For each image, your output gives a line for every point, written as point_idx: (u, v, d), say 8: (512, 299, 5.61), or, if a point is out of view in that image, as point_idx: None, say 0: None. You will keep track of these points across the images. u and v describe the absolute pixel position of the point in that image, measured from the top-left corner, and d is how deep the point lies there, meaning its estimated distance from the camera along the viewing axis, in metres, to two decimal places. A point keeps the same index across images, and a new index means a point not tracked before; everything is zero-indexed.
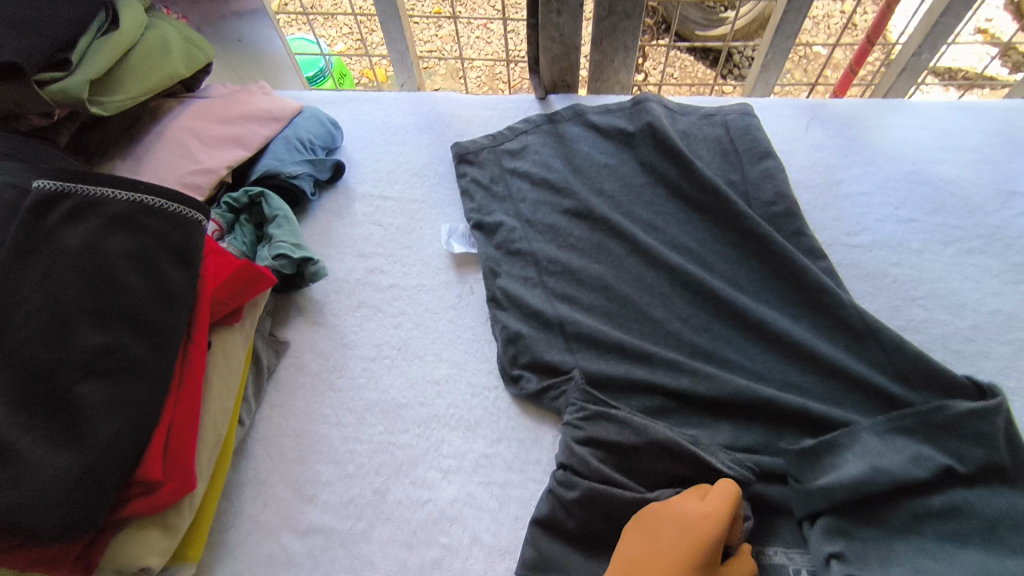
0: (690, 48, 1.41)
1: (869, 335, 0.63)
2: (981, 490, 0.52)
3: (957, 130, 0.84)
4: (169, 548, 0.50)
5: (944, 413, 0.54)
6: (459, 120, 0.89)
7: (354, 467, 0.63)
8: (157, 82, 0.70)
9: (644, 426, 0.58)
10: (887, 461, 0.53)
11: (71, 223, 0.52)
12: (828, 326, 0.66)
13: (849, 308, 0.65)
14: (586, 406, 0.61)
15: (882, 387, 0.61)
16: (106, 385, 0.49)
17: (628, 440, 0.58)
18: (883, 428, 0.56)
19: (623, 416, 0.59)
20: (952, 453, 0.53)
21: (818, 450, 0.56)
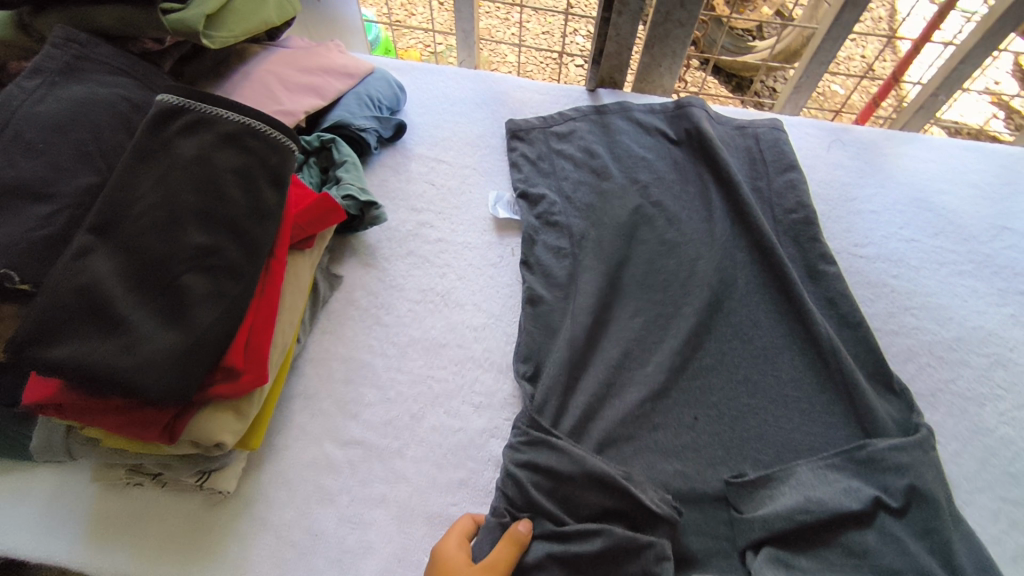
0: (719, 72, 1.50)
1: (832, 357, 0.71)
2: (914, 521, 0.59)
3: (962, 168, 0.93)
4: (240, 430, 0.57)
5: (867, 449, 0.63)
6: (513, 100, 0.96)
7: (394, 393, 0.71)
8: (254, 26, 0.77)
9: (581, 457, 0.62)
10: (820, 492, 0.61)
11: (187, 135, 0.59)
12: (802, 340, 0.74)
13: (822, 329, 0.72)
14: (529, 431, 0.64)
15: (849, 402, 0.68)
16: (206, 278, 0.56)
17: (565, 468, 0.61)
18: (818, 465, 0.64)
19: (562, 444, 0.63)
20: (879, 487, 0.61)
21: (758, 483, 0.63)
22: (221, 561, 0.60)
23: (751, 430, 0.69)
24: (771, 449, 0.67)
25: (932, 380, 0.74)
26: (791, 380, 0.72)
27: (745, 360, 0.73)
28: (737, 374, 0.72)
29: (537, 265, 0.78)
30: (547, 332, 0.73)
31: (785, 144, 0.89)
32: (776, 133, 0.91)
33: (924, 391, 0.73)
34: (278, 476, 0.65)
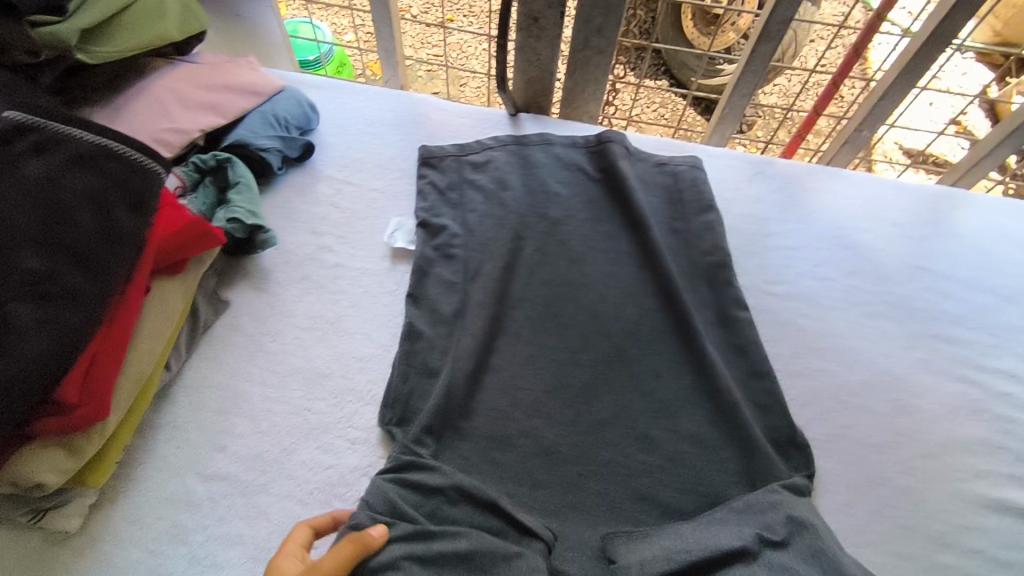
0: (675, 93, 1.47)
1: (731, 413, 0.68)
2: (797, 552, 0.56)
3: (885, 205, 0.91)
4: (70, 468, 0.54)
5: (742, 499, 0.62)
6: (432, 123, 0.94)
7: (268, 424, 0.67)
8: (149, 41, 0.75)
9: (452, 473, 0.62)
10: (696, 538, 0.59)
11: (34, 154, 0.56)
12: (706, 393, 0.71)
13: (727, 393, 0.69)
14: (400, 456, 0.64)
15: (737, 458, 0.67)
16: (39, 306, 0.53)
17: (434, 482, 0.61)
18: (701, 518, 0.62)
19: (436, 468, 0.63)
20: (761, 524, 0.59)
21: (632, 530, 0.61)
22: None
23: (632, 475, 0.67)
24: (653, 508, 0.65)
25: (832, 425, 0.72)
26: (690, 435, 0.69)
27: (636, 401, 0.71)
28: (626, 423, 0.70)
29: (424, 300, 0.76)
30: (422, 371, 0.71)
31: (703, 182, 0.88)
32: (695, 171, 0.89)
33: (824, 437, 0.71)
34: (130, 513, 0.61)
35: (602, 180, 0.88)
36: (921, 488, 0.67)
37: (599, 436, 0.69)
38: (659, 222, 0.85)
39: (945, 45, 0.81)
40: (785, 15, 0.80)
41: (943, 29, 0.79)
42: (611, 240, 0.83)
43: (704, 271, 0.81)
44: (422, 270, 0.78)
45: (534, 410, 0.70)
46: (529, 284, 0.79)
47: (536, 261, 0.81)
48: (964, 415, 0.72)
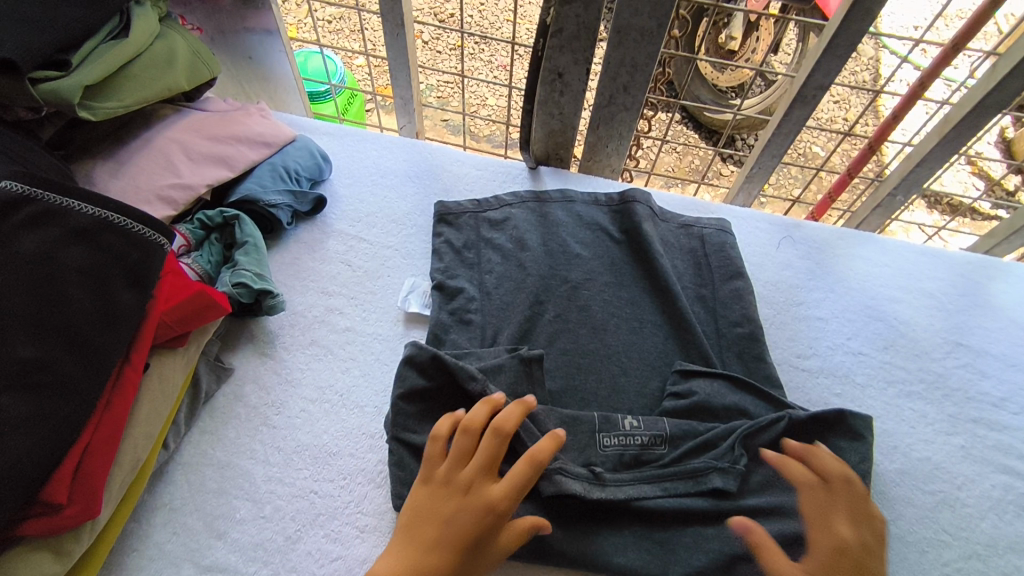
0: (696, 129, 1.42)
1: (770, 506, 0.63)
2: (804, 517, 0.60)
3: (917, 273, 0.88)
4: (55, 574, 0.49)
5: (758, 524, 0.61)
6: (448, 175, 0.90)
7: (271, 509, 0.62)
8: (154, 93, 0.71)
9: None
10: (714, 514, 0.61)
11: (28, 228, 0.52)
12: None
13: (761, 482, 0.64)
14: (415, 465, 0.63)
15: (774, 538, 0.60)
16: (27, 398, 0.48)
17: None
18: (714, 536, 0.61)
19: None
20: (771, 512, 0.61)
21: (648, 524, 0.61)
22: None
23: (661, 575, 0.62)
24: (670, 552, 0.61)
25: None
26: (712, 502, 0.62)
27: None
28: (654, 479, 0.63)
29: None
30: None
31: (734, 248, 0.84)
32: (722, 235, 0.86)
33: None
34: None
35: (624, 242, 0.84)
36: None
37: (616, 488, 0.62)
38: (686, 291, 0.81)
39: (988, 115, 0.78)
40: (823, 80, 0.77)
41: (988, 101, 0.76)
42: (635, 307, 0.79)
43: (735, 347, 0.76)
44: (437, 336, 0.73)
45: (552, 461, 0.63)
46: (550, 353, 0.74)
47: (558, 330, 0.76)
48: (1010, 511, 0.68)
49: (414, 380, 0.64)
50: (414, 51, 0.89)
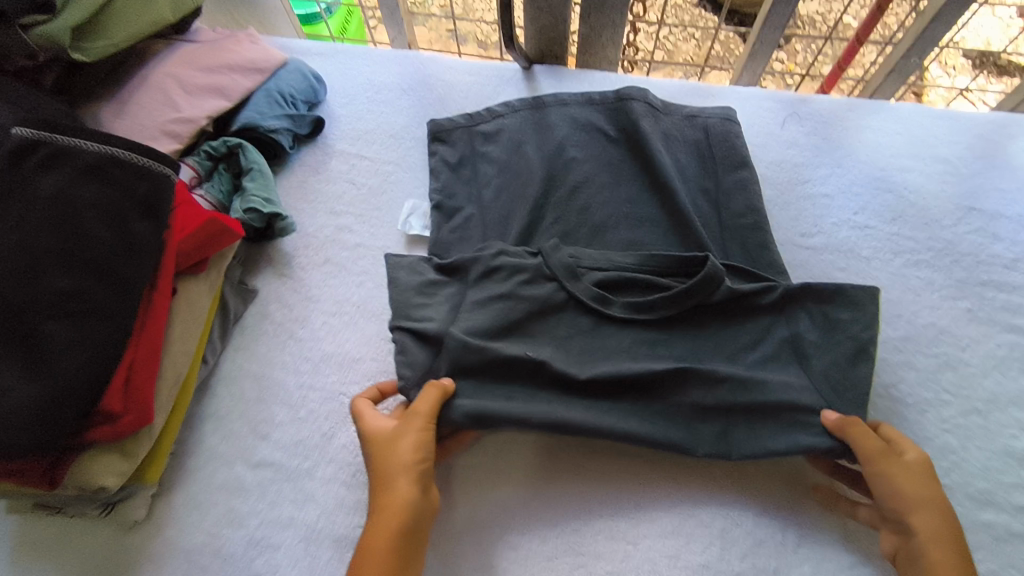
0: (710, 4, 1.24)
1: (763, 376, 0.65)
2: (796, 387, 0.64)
3: (933, 138, 0.85)
4: (126, 470, 0.57)
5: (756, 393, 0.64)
6: (442, 84, 0.90)
7: (306, 411, 0.69)
8: (143, 28, 0.72)
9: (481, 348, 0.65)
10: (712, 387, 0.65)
11: (44, 170, 0.56)
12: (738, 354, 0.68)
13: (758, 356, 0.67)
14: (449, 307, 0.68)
15: (771, 402, 0.64)
16: (71, 324, 0.54)
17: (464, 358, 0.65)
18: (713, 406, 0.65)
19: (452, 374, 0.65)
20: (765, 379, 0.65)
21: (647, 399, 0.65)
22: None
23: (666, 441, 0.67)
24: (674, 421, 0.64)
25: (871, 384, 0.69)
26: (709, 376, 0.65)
27: None
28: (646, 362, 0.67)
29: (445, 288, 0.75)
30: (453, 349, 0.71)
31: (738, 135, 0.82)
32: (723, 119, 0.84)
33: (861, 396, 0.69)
34: (189, 500, 0.64)
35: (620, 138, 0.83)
36: (962, 445, 0.65)
37: (615, 373, 0.65)
38: (688, 184, 0.80)
39: None
40: None
41: None
42: (636, 201, 0.79)
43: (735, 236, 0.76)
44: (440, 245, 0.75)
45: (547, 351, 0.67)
46: None
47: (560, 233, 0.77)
48: (1015, 368, 0.70)
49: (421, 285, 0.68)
50: None
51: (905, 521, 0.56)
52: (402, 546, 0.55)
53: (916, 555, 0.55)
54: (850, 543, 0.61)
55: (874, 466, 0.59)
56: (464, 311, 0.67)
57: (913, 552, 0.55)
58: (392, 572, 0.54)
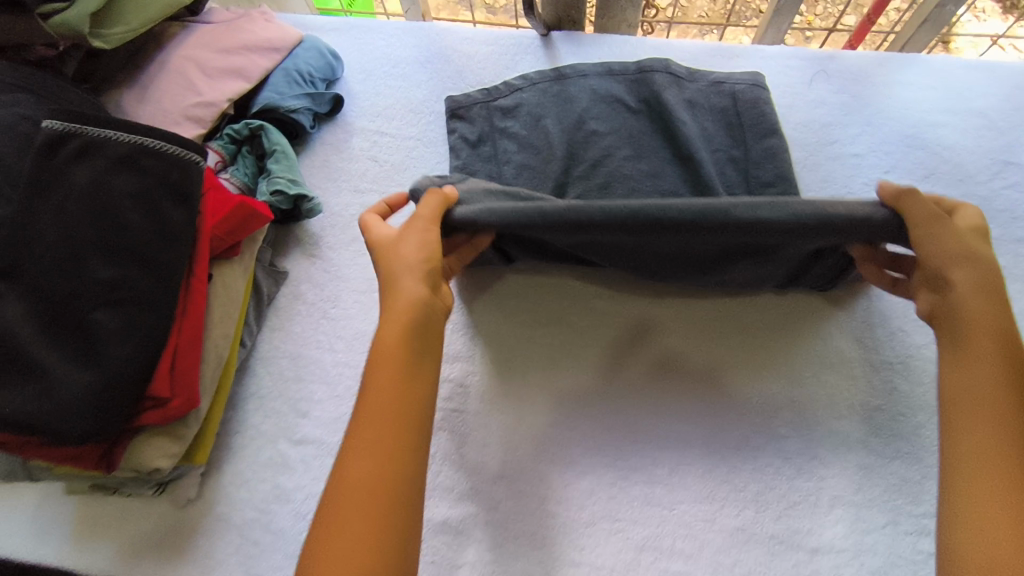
0: None
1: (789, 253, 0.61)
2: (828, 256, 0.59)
3: (967, 92, 0.82)
4: (177, 452, 0.59)
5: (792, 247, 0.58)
6: (460, 55, 0.89)
7: (343, 389, 0.70)
8: (159, 11, 0.71)
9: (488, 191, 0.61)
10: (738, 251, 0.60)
11: (77, 162, 0.57)
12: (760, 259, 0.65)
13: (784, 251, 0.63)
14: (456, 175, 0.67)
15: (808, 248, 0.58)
16: (116, 313, 0.55)
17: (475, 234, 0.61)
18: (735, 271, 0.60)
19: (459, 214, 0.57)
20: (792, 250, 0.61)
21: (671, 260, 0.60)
22: (191, 557, 0.63)
23: (699, 408, 0.67)
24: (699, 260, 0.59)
25: (902, 346, 0.69)
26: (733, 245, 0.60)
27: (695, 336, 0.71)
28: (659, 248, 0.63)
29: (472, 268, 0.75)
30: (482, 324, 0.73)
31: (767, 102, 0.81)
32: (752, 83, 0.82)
33: (892, 358, 0.69)
34: (237, 477, 0.66)
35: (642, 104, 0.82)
36: None
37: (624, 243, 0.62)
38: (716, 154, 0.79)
39: None
40: None
41: None
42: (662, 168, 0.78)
43: None
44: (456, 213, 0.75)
45: (558, 240, 0.61)
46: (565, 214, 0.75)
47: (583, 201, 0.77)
48: None
49: None
50: None
51: (947, 276, 0.49)
52: (398, 389, 0.49)
53: (979, 385, 0.46)
54: (882, 500, 0.62)
55: (924, 229, 0.50)
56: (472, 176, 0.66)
57: (976, 380, 0.46)
58: (385, 441, 0.47)
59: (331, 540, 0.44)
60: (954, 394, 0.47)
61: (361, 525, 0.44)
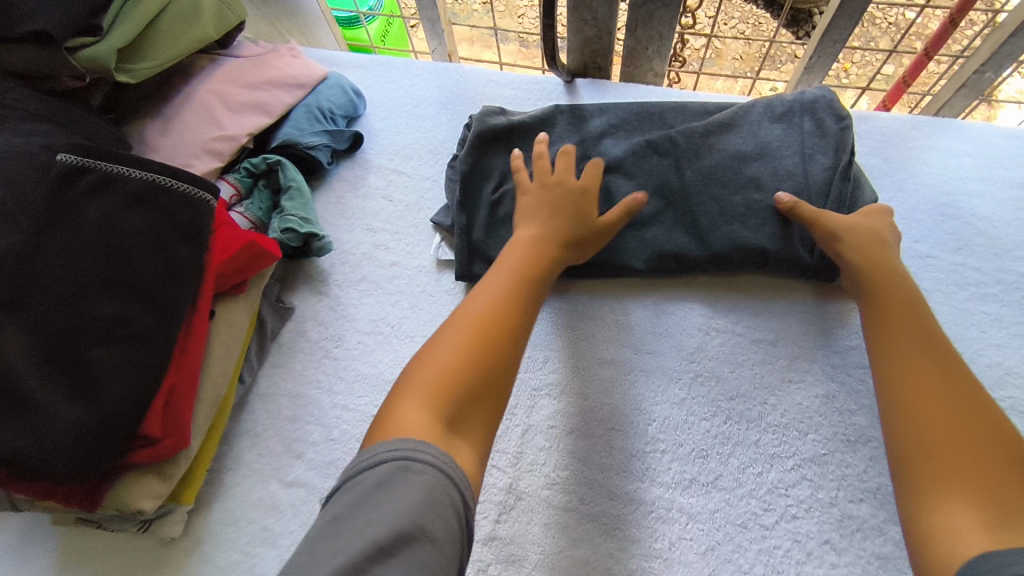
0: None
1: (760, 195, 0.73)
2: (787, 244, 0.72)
3: (1005, 161, 0.79)
4: (164, 493, 0.57)
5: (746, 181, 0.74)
6: (483, 98, 0.88)
7: (339, 432, 0.68)
8: (186, 47, 0.73)
9: (521, 124, 0.80)
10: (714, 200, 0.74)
11: (90, 197, 0.57)
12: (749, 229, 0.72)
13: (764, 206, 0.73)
14: (481, 125, 0.79)
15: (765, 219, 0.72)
16: (116, 350, 0.55)
17: (510, 125, 0.80)
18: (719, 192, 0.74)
19: (491, 119, 0.80)
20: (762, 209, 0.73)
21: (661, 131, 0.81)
22: None
23: (707, 478, 0.64)
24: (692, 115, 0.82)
25: None
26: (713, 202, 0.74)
27: (706, 402, 0.68)
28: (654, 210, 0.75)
29: None
30: None
31: (835, 146, 0.73)
32: (834, 110, 0.75)
33: None
34: (224, 517, 0.65)
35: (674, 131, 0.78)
36: None
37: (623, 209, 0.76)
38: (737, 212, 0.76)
39: None
40: None
41: None
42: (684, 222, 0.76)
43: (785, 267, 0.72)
44: (471, 223, 0.76)
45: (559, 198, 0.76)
46: None
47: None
48: None
49: (478, 142, 0.78)
50: None
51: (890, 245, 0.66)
52: (508, 309, 0.57)
53: (906, 365, 0.55)
54: None
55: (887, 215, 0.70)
56: (493, 122, 0.79)
57: (906, 368, 0.54)
58: (481, 339, 0.53)
59: (428, 390, 0.49)
60: (894, 386, 0.54)
61: (442, 372, 0.50)
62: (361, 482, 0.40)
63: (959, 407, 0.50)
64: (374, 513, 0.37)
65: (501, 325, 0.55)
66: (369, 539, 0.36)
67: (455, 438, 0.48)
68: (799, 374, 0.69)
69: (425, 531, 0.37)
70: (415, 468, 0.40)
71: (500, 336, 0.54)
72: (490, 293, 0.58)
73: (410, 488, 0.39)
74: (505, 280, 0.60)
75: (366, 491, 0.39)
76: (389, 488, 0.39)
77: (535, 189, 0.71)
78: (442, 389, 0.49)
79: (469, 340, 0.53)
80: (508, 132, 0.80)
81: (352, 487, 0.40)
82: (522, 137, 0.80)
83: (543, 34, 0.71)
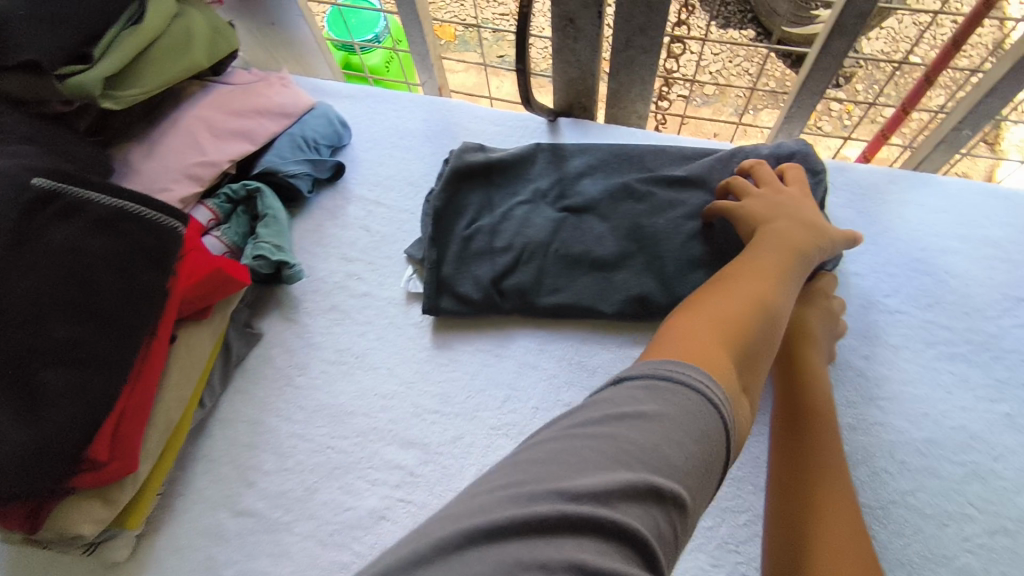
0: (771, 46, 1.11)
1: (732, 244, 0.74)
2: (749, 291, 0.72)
3: (981, 220, 0.78)
4: (105, 518, 0.59)
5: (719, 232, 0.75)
6: (466, 133, 0.90)
7: (294, 462, 0.69)
8: (176, 74, 0.75)
9: (500, 161, 0.82)
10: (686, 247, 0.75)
11: (58, 222, 0.59)
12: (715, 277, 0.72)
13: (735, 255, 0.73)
14: (460, 159, 0.80)
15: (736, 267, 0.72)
16: (69, 373, 0.56)
17: (489, 161, 0.81)
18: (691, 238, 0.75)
19: (469, 155, 0.81)
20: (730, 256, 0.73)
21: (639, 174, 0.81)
22: None
23: None
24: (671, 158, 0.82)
25: (884, 491, 0.64)
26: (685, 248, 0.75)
27: None
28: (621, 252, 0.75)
29: (446, 351, 0.75)
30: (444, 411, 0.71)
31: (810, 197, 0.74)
32: (808, 163, 0.77)
33: (874, 503, 0.63)
34: (172, 542, 0.65)
35: (649, 175, 0.79)
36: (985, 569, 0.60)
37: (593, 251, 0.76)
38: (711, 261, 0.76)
39: None
40: (864, 6, 0.68)
41: None
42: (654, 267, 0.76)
43: None
44: (441, 258, 0.77)
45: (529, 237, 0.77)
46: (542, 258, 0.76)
47: (535, 272, 0.75)
48: None
49: (455, 177, 0.80)
50: (425, 3, 0.86)
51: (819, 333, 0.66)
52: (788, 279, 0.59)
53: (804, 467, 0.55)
54: None
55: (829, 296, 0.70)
56: (472, 158, 0.81)
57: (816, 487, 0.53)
58: (759, 305, 0.53)
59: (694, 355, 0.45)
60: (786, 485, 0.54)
61: (710, 331, 0.48)
62: (657, 387, 0.41)
63: (857, 549, 0.49)
64: (617, 441, 0.37)
65: (773, 295, 0.55)
66: (605, 477, 0.35)
67: (740, 401, 0.45)
68: (758, 427, 0.68)
69: (673, 480, 0.37)
70: (664, 391, 0.40)
71: (768, 321, 0.52)
72: (756, 279, 0.56)
73: (672, 432, 0.38)
74: (783, 259, 0.60)
75: (621, 422, 0.38)
76: (643, 428, 0.38)
77: (761, 202, 0.69)
78: (721, 363, 0.45)
79: (731, 314, 0.51)
80: (486, 169, 0.81)
81: (601, 433, 0.38)
82: (500, 174, 0.82)
83: (516, 77, 0.73)
